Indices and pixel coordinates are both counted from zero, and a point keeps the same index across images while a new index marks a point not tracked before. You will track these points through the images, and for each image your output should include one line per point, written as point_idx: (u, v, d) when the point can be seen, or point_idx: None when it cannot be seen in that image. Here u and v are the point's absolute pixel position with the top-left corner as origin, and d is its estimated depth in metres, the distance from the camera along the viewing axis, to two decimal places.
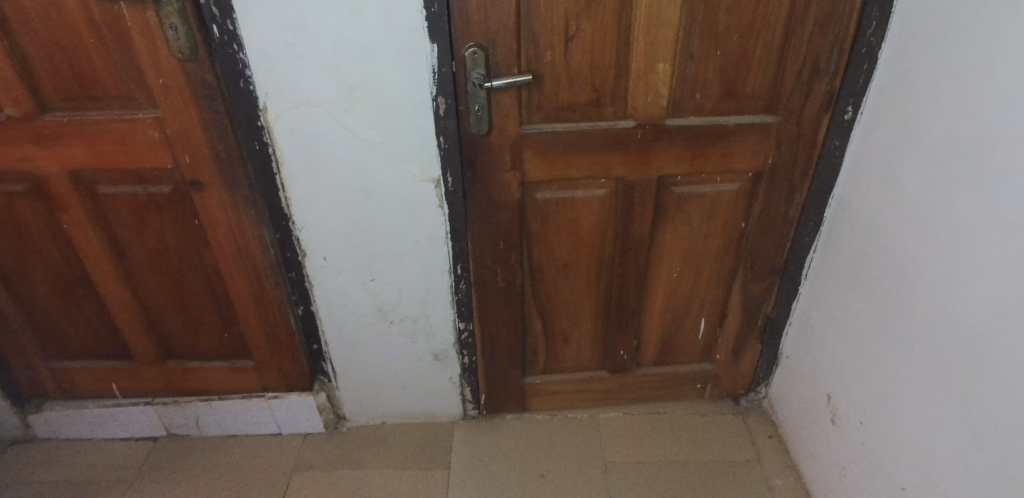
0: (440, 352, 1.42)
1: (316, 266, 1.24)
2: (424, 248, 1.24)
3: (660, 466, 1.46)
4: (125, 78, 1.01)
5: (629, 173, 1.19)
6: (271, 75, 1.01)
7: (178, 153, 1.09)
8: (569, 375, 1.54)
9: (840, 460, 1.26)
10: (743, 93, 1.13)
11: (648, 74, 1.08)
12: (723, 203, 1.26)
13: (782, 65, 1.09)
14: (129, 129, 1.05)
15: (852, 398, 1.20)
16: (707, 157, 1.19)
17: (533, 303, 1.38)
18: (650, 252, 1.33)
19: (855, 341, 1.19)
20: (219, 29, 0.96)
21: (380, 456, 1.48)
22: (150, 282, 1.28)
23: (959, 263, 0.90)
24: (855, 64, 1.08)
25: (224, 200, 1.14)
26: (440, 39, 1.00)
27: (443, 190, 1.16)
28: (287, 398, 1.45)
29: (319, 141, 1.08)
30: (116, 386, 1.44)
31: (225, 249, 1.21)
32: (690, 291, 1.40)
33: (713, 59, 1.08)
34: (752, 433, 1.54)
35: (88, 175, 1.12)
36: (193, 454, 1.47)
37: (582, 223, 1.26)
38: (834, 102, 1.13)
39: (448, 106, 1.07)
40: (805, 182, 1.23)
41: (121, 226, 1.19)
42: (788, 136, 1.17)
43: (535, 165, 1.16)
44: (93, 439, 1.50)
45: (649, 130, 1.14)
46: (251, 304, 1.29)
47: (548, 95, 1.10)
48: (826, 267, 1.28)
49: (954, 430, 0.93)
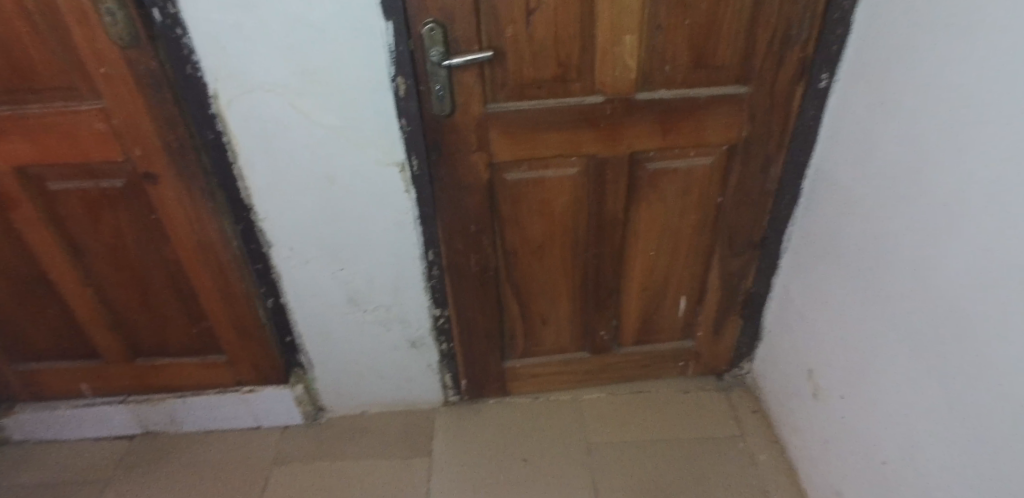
0: (418, 339, 1.39)
1: (282, 257, 1.21)
2: (394, 234, 1.21)
3: (644, 447, 1.45)
4: (63, 68, 0.96)
5: (599, 150, 1.16)
6: (219, 61, 0.96)
7: (127, 146, 1.04)
8: (550, 357, 1.52)
9: (822, 433, 1.26)
10: (715, 64, 1.09)
11: (615, 48, 1.04)
12: (698, 177, 1.23)
13: (754, 34, 1.06)
14: (73, 122, 1.00)
15: (835, 373, 1.19)
16: (680, 131, 1.16)
17: (510, 286, 1.36)
18: (627, 229, 1.30)
19: (836, 315, 1.18)
20: (160, 13, 0.91)
21: (364, 445, 1.46)
22: (110, 279, 1.23)
23: (938, 236, 0.88)
24: (827, 30, 1.05)
25: (180, 192, 1.10)
26: (395, 16, 0.95)
27: (408, 175, 1.13)
28: (263, 391, 1.43)
29: (276, 128, 1.04)
30: (87, 386, 1.40)
31: (186, 242, 1.17)
32: (669, 268, 1.38)
33: (681, 29, 1.04)
34: (736, 409, 1.54)
35: (35, 172, 1.07)
36: (170, 452, 1.45)
37: (555, 204, 1.23)
38: (808, 71, 1.10)
39: (408, 87, 1.02)
40: (781, 153, 1.21)
41: (75, 223, 1.14)
42: (762, 107, 1.14)
43: (503, 145, 1.13)
44: (68, 440, 1.47)
45: (618, 105, 1.11)
46: (218, 299, 1.26)
47: (511, 72, 1.06)
48: (806, 241, 1.27)
49: (934, 404, 0.92)
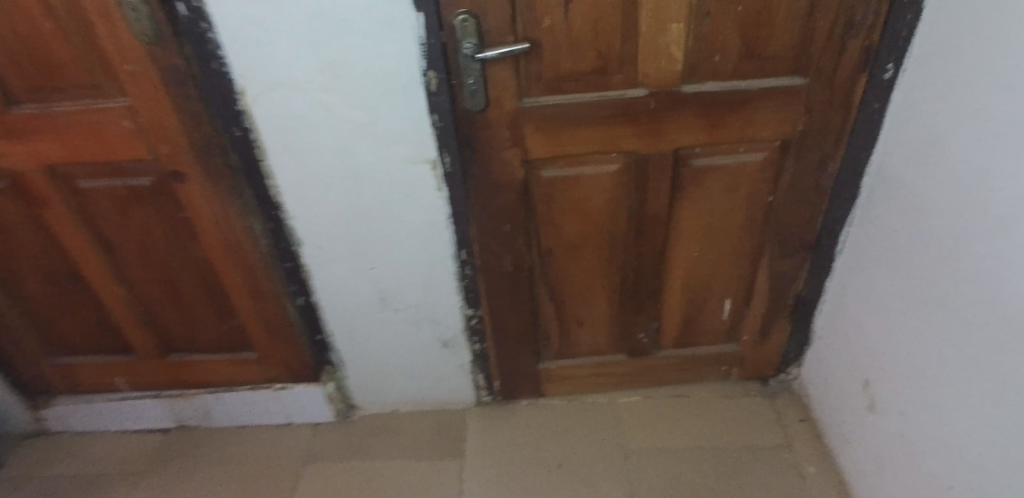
0: (449, 339, 1.36)
1: (313, 255, 1.19)
2: (424, 233, 1.17)
3: (683, 455, 1.39)
4: (90, 66, 0.95)
5: (640, 146, 1.10)
6: (246, 58, 0.93)
7: (154, 144, 1.03)
8: (586, 359, 1.47)
9: (878, 449, 1.18)
10: (768, 54, 1.01)
11: (659, 37, 0.97)
12: (747, 174, 1.15)
13: (812, 20, 0.97)
14: (101, 121, 1.00)
15: (893, 386, 1.11)
16: (729, 125, 1.08)
17: (545, 286, 1.31)
18: (669, 229, 1.23)
19: (895, 325, 1.09)
20: (184, 7, 0.89)
21: (395, 445, 1.45)
22: (142, 276, 1.23)
23: (1012, 245, 0.80)
24: (894, 14, 0.96)
25: (208, 191, 1.09)
26: (426, 7, 0.90)
27: (440, 172, 1.09)
28: (295, 388, 1.42)
29: (305, 125, 1.01)
30: (123, 380, 1.42)
31: (215, 240, 1.16)
32: (712, 269, 1.31)
33: (731, 16, 0.96)
34: (783, 417, 1.46)
35: (66, 171, 1.07)
36: (203, 446, 1.46)
37: (593, 202, 1.17)
38: (871, 60, 1.01)
39: (439, 81, 0.98)
40: (838, 149, 1.12)
41: (106, 221, 1.14)
42: (819, 99, 1.06)
43: (539, 141, 1.08)
44: (106, 432, 1.50)
45: (661, 99, 1.04)
46: (248, 297, 1.25)
47: (547, 64, 1.00)
48: (863, 243, 1.18)
49: (1007, 430, 0.84)
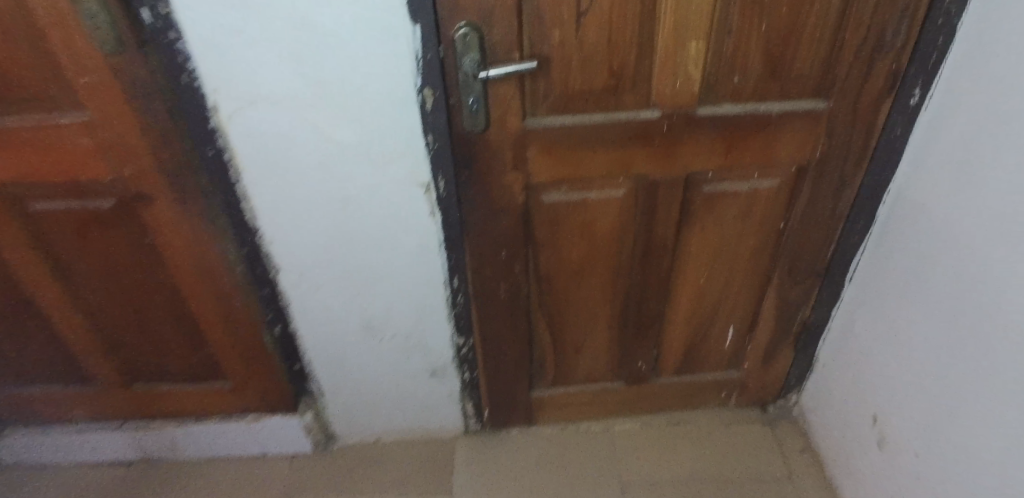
0: (438, 368, 1.27)
1: (291, 282, 1.09)
2: (415, 260, 1.08)
3: (683, 489, 1.33)
4: (41, 77, 0.83)
5: (651, 169, 1.02)
6: (219, 70, 0.83)
7: (116, 164, 0.91)
8: (582, 386, 1.39)
9: (888, 489, 1.13)
10: (791, 75, 0.94)
11: (677, 56, 0.89)
12: (762, 200, 1.08)
13: (840, 41, 0.90)
14: (55, 138, 0.88)
15: (907, 426, 1.06)
16: (745, 149, 1.01)
17: (542, 312, 1.23)
18: (675, 255, 1.16)
19: (911, 362, 1.03)
20: (150, 14, 0.79)
21: (378, 478, 1.36)
22: (102, 303, 1.12)
23: None
24: (925, 37, 0.89)
25: (178, 214, 0.98)
26: (423, 19, 0.81)
27: (434, 196, 1.00)
28: (270, 419, 1.32)
29: (285, 144, 0.91)
30: (82, 411, 1.30)
31: (185, 266, 1.05)
32: (718, 296, 1.24)
33: (756, 34, 0.88)
34: (784, 447, 1.40)
35: (15, 192, 0.95)
36: (170, 481, 1.35)
37: (597, 227, 1.09)
38: (899, 85, 0.95)
39: (436, 99, 0.88)
40: (858, 176, 1.05)
41: (62, 245, 1.03)
42: (842, 124, 0.99)
43: (542, 163, 0.99)
44: (63, 465, 1.38)
45: (676, 121, 0.96)
46: (221, 325, 1.14)
47: (554, 82, 0.91)
48: (876, 273, 1.12)
49: None
